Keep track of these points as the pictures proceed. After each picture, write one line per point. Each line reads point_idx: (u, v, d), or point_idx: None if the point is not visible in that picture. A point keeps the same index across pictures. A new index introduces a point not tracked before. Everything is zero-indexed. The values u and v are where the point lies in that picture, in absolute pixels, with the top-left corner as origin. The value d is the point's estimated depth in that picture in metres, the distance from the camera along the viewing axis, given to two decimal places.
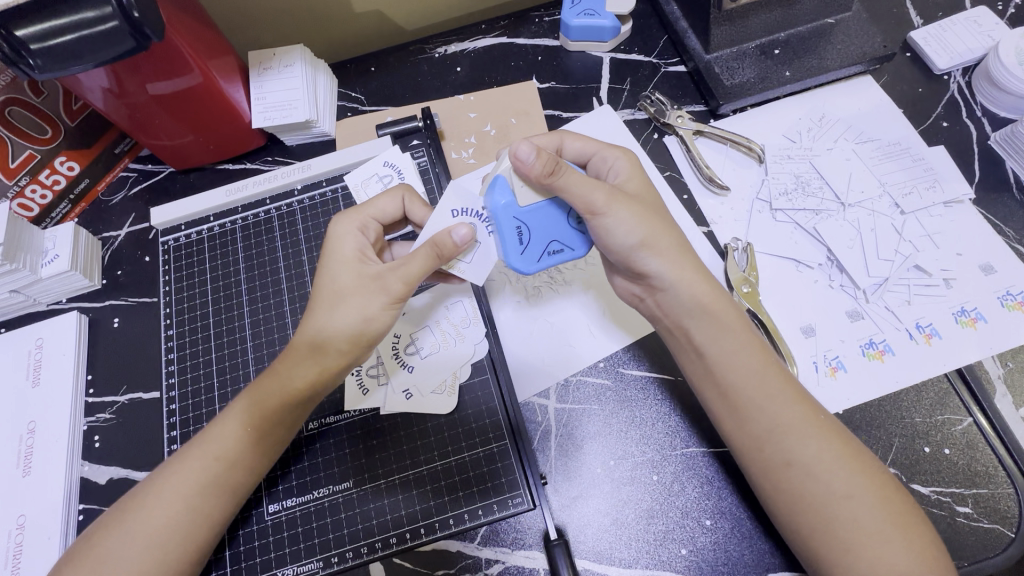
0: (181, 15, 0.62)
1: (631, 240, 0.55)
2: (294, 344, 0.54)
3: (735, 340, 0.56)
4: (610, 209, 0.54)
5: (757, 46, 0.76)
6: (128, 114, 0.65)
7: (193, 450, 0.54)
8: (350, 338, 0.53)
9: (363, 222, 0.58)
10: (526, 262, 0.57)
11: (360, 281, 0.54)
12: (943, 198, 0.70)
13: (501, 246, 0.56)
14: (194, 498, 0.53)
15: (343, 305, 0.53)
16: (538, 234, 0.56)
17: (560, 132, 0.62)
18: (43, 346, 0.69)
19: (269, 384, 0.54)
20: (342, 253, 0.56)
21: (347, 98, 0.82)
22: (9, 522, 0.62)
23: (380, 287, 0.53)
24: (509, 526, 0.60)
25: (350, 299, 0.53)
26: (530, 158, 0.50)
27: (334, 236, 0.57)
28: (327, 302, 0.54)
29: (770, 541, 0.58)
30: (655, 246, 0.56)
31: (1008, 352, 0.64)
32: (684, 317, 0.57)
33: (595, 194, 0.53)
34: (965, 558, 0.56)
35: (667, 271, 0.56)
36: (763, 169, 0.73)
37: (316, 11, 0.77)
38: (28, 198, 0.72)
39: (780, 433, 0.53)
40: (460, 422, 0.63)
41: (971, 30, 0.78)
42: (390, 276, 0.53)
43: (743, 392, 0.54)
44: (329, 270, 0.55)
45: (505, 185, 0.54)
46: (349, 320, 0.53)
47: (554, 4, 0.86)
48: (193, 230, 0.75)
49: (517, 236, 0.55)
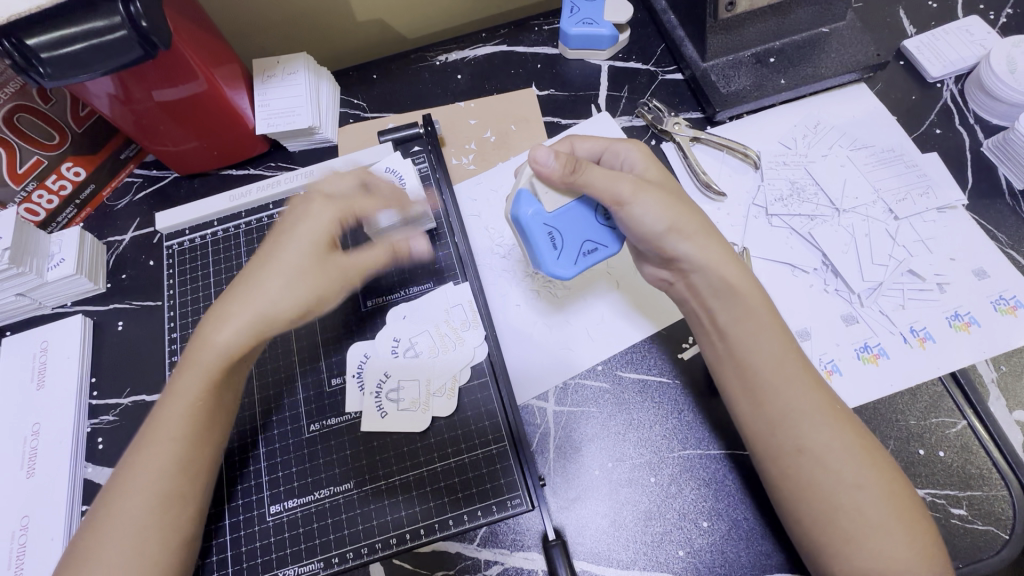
0: (188, 24, 0.63)
1: (660, 226, 0.56)
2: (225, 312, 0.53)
3: (760, 323, 0.56)
4: (635, 197, 0.56)
5: (753, 55, 0.78)
6: (134, 120, 0.66)
7: (153, 431, 0.54)
8: (291, 313, 0.52)
9: (343, 214, 0.56)
10: (564, 266, 0.58)
11: (319, 268, 0.53)
12: (936, 204, 0.71)
13: (537, 253, 0.58)
14: (168, 477, 0.53)
15: (285, 280, 0.52)
16: (570, 236, 0.59)
17: (571, 138, 0.65)
18: (47, 349, 0.70)
19: (201, 355, 0.53)
20: (303, 231, 0.54)
21: (349, 106, 0.84)
22: (12, 523, 0.62)
23: (333, 274, 0.54)
24: (509, 528, 0.61)
25: (293, 275, 0.52)
26: (550, 160, 0.56)
27: (307, 214, 0.55)
28: (267, 273, 0.53)
29: (766, 542, 0.58)
30: (684, 230, 0.57)
31: (1001, 356, 0.64)
32: (711, 298, 0.58)
33: (620, 184, 0.56)
34: (959, 560, 0.56)
35: (697, 254, 0.57)
36: (759, 174, 0.75)
37: (319, 19, 0.79)
38: (35, 203, 0.73)
39: (796, 418, 0.53)
40: (460, 424, 0.64)
41: (962, 39, 0.79)
42: (344, 266, 0.55)
43: (761, 376, 0.55)
44: (287, 247, 0.53)
45: (529, 196, 0.58)
46: (291, 296, 0.52)
47: (553, 13, 0.87)
48: (197, 234, 0.76)
49: (551, 241, 0.58)
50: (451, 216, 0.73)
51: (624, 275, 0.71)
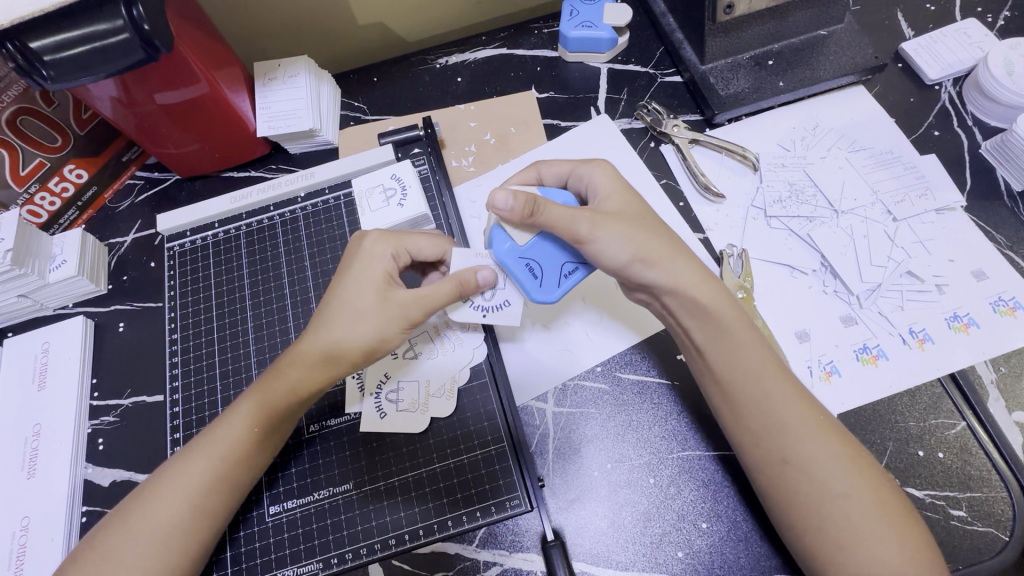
0: (191, 28, 0.64)
1: (623, 257, 0.55)
2: (305, 345, 0.56)
3: (740, 340, 0.56)
4: (594, 233, 0.55)
5: (751, 57, 0.78)
6: (136, 123, 0.66)
7: (196, 450, 0.55)
8: (363, 351, 0.55)
9: (398, 249, 0.59)
10: (547, 292, 0.58)
11: (384, 306, 0.55)
12: (935, 205, 0.71)
13: (520, 284, 0.59)
14: (201, 498, 0.54)
15: (360, 321, 0.55)
16: (549, 265, 0.58)
17: (535, 163, 0.64)
18: (49, 349, 0.70)
19: (263, 381, 0.56)
20: (370, 265, 0.57)
21: (349, 108, 0.84)
22: (12, 524, 0.62)
23: (401, 315, 0.56)
24: (507, 529, 0.61)
25: (369, 318, 0.55)
26: (507, 204, 0.54)
27: (365, 254, 0.58)
28: (344, 313, 0.55)
29: (765, 543, 0.58)
30: (650, 257, 0.56)
31: (1000, 357, 0.64)
32: (686, 317, 0.57)
33: (579, 221, 0.55)
34: (958, 561, 0.56)
35: (665, 281, 0.56)
36: (758, 177, 0.75)
37: (320, 22, 0.79)
38: (37, 205, 0.73)
39: (780, 430, 0.53)
40: (460, 425, 0.64)
41: (960, 42, 0.80)
42: (413, 304, 0.56)
43: (744, 391, 0.55)
44: (354, 286, 0.57)
45: (501, 233, 0.58)
46: (365, 335, 0.55)
47: (553, 16, 0.87)
48: (198, 236, 0.76)
49: (529, 272, 0.58)
50: (451, 217, 0.74)
51: None
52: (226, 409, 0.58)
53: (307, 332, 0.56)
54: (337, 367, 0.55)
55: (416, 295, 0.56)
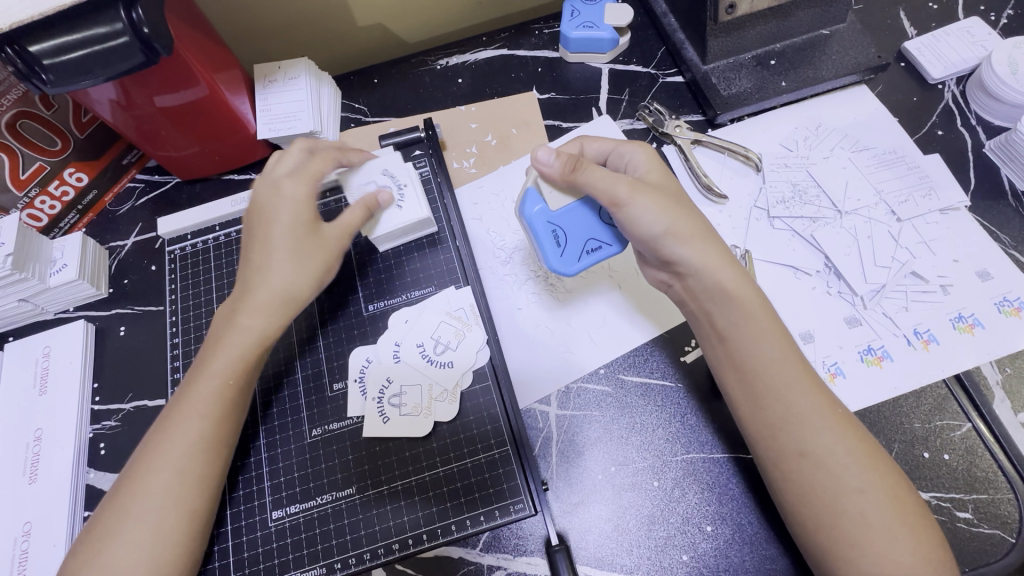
0: (190, 31, 0.64)
1: (656, 229, 0.56)
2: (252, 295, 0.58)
3: (761, 325, 0.56)
4: (633, 199, 0.56)
5: (753, 57, 0.78)
6: (136, 126, 0.66)
7: (172, 419, 0.55)
8: (296, 287, 0.59)
9: (313, 184, 0.61)
10: (567, 263, 0.60)
11: (313, 242, 0.60)
12: (939, 205, 0.70)
13: (542, 251, 0.60)
14: (185, 462, 0.54)
15: (288, 262, 0.58)
16: (575, 235, 0.60)
17: (578, 138, 0.65)
18: (50, 354, 0.70)
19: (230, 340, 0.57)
20: (285, 210, 0.59)
21: (350, 110, 0.84)
22: (14, 529, 0.62)
23: (321, 245, 0.60)
24: (511, 532, 0.60)
25: (297, 255, 0.59)
26: (550, 160, 0.57)
27: (283, 197, 0.59)
28: (267, 253, 0.58)
29: (770, 547, 0.58)
30: (681, 233, 0.57)
31: (1005, 358, 0.64)
32: (706, 300, 0.57)
33: (618, 186, 0.56)
34: (965, 564, 0.56)
35: (695, 257, 0.57)
36: (760, 177, 0.75)
37: (320, 23, 0.79)
38: (37, 209, 0.73)
39: (797, 420, 0.53)
40: (463, 429, 0.64)
41: (963, 41, 0.79)
42: (330, 236, 0.61)
43: (762, 379, 0.55)
44: (278, 223, 0.59)
45: (535, 195, 0.59)
46: (296, 271, 0.59)
47: (553, 17, 0.87)
48: (199, 239, 0.76)
49: (554, 239, 0.60)
50: (453, 218, 0.73)
51: (626, 278, 0.71)
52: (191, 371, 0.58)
53: (258, 281, 0.58)
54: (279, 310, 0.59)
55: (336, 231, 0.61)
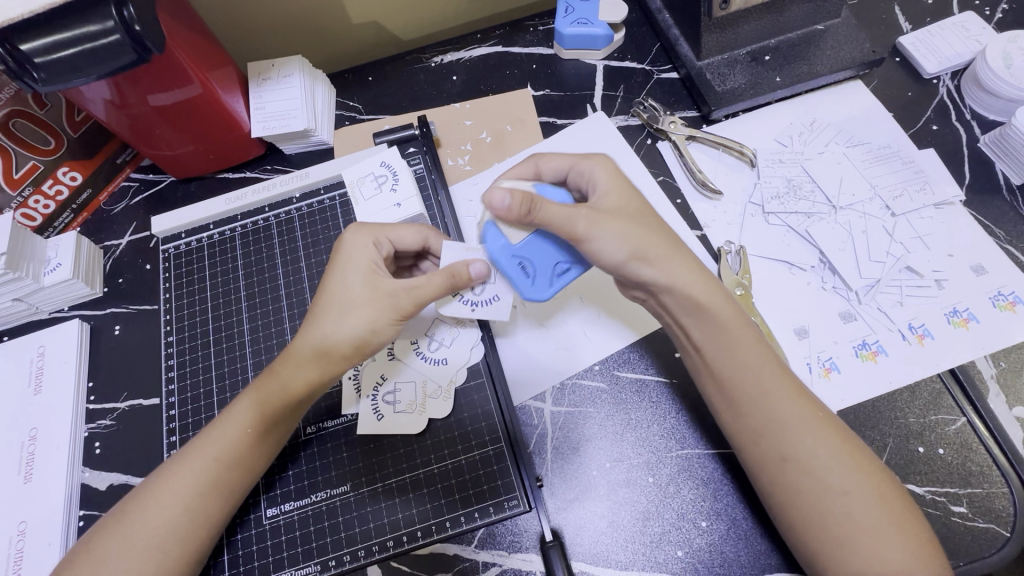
0: (184, 29, 0.64)
1: (620, 255, 0.55)
2: (297, 345, 0.55)
3: (734, 337, 0.56)
4: (591, 232, 0.54)
5: (748, 53, 0.77)
6: (130, 125, 0.66)
7: (191, 452, 0.55)
8: (354, 344, 0.54)
9: (377, 237, 0.59)
10: (540, 291, 0.59)
11: (373, 296, 0.55)
12: (933, 200, 0.70)
13: (512, 283, 0.59)
14: (191, 500, 0.53)
15: (350, 314, 0.54)
16: (543, 263, 0.59)
17: (532, 158, 0.62)
18: (45, 353, 0.70)
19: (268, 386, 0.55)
20: (349, 259, 0.57)
21: (344, 108, 0.84)
22: (10, 528, 0.62)
23: (391, 304, 0.55)
24: (506, 529, 0.61)
25: (357, 308, 0.55)
26: (505, 202, 0.53)
27: (347, 246, 0.58)
28: (333, 308, 0.55)
29: (765, 542, 0.58)
30: (649, 256, 0.55)
31: (1001, 352, 0.64)
32: (682, 315, 0.57)
33: (577, 219, 0.54)
34: (961, 557, 0.56)
35: (663, 278, 0.55)
36: (755, 173, 0.74)
37: (313, 21, 0.79)
38: (31, 208, 0.72)
39: (780, 427, 0.53)
40: (457, 425, 0.64)
41: (958, 35, 0.79)
42: (404, 296, 0.55)
43: (742, 387, 0.55)
44: (338, 276, 0.56)
45: (495, 231, 0.58)
46: (356, 328, 0.54)
47: (548, 13, 0.87)
48: (193, 237, 0.76)
49: (523, 271, 0.58)
50: (448, 217, 0.73)
51: None
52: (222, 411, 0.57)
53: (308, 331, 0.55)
54: (333, 366, 0.55)
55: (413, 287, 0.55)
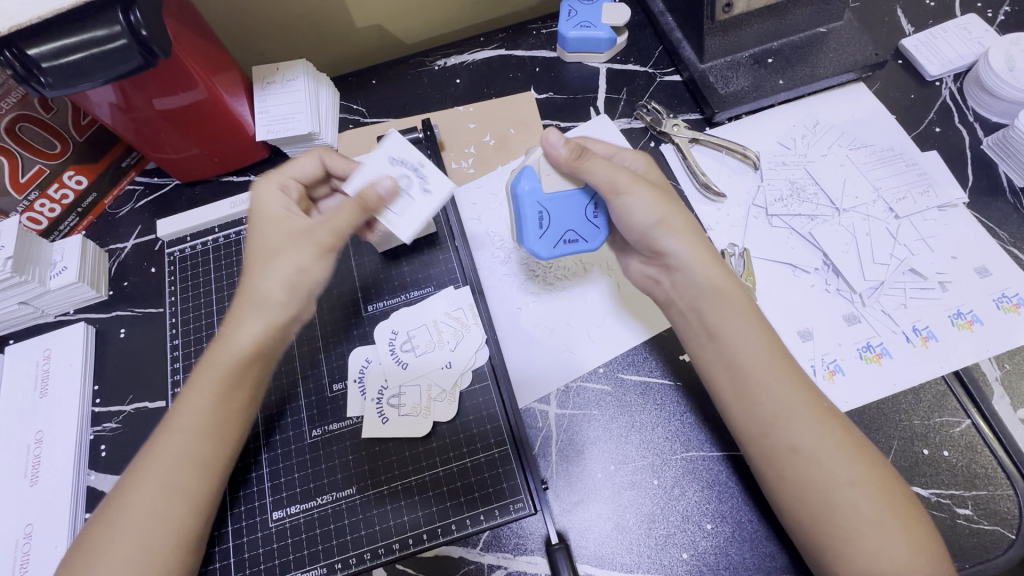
0: (188, 33, 0.64)
1: (650, 219, 0.57)
2: (240, 305, 0.56)
3: (745, 322, 0.57)
4: (631, 188, 0.57)
5: (750, 55, 0.78)
6: (134, 129, 0.66)
7: (160, 434, 0.55)
8: (291, 287, 0.56)
9: (283, 182, 0.62)
10: (543, 246, 0.60)
11: (291, 238, 0.56)
12: (937, 202, 0.71)
13: (521, 229, 0.60)
14: (175, 474, 0.53)
15: (277, 261, 0.55)
16: (558, 221, 0.60)
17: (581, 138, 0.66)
18: (50, 356, 0.70)
19: (219, 356, 0.56)
20: (265, 213, 0.59)
21: (348, 111, 0.84)
22: (16, 531, 0.62)
23: (308, 240, 0.56)
24: (511, 532, 0.61)
25: (285, 253, 0.56)
26: (558, 144, 0.57)
27: (259, 201, 0.60)
28: (260, 259, 0.56)
29: (770, 545, 0.58)
30: (673, 225, 0.58)
31: (1004, 354, 0.64)
32: (698, 299, 0.58)
33: (620, 175, 0.57)
34: (965, 560, 0.56)
35: (684, 250, 0.58)
36: (758, 175, 0.75)
37: (316, 25, 0.79)
38: (37, 211, 0.73)
39: (786, 417, 0.53)
40: (462, 428, 0.64)
41: (961, 37, 0.79)
42: (317, 227, 0.56)
43: (750, 377, 0.55)
44: (261, 231, 0.58)
45: (531, 174, 0.59)
46: (286, 273, 0.55)
47: (551, 17, 0.87)
48: (199, 241, 0.76)
49: (538, 220, 0.59)
50: (452, 220, 0.73)
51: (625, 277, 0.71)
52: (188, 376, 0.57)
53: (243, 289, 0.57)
54: (275, 316, 0.56)
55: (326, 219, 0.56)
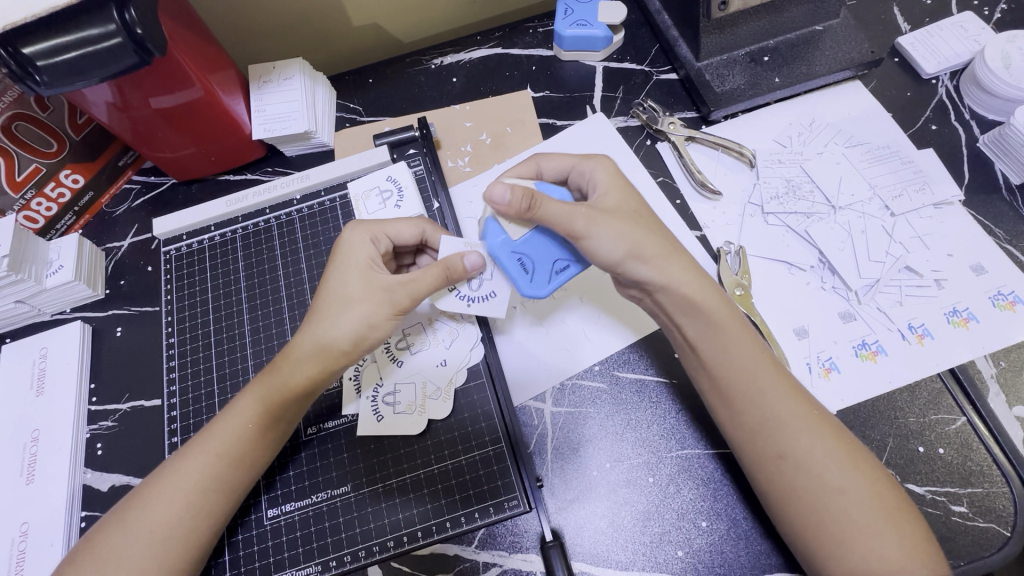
0: (185, 32, 0.64)
1: (619, 252, 0.55)
2: (298, 341, 0.56)
3: (727, 337, 0.56)
4: (590, 230, 0.54)
5: (746, 54, 0.78)
6: (131, 127, 0.66)
7: (192, 448, 0.55)
8: (352, 341, 0.55)
9: (376, 234, 0.59)
10: (539, 287, 0.58)
11: (370, 291, 0.55)
12: (933, 200, 0.71)
13: (509, 278, 0.58)
14: (198, 495, 0.54)
15: (351, 311, 0.55)
16: (542, 260, 0.58)
17: (532, 157, 0.62)
18: (47, 355, 0.70)
19: (265, 384, 0.56)
20: (351, 256, 0.58)
21: (345, 110, 0.84)
22: (12, 530, 0.62)
23: (389, 299, 0.55)
24: (507, 529, 0.61)
25: (356, 303, 0.55)
26: (504, 197, 0.53)
27: (346, 242, 0.59)
28: (333, 305, 0.56)
29: (765, 542, 0.58)
30: (644, 255, 0.56)
31: (1000, 351, 0.64)
32: (677, 315, 0.57)
33: (574, 219, 0.54)
34: (961, 558, 0.56)
35: (657, 277, 0.56)
36: (755, 173, 0.75)
37: (312, 24, 0.79)
38: (34, 210, 0.72)
39: (774, 425, 0.53)
40: (458, 426, 0.64)
41: (957, 35, 0.79)
42: (400, 289, 0.55)
43: (735, 387, 0.55)
44: (337, 273, 0.57)
45: (496, 226, 0.58)
46: (354, 325, 0.54)
47: (548, 15, 0.87)
48: (194, 239, 0.76)
49: (521, 266, 0.58)
50: (448, 219, 0.73)
51: None
52: (224, 407, 0.58)
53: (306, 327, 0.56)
54: (330, 361, 0.55)
55: (407, 279, 0.55)
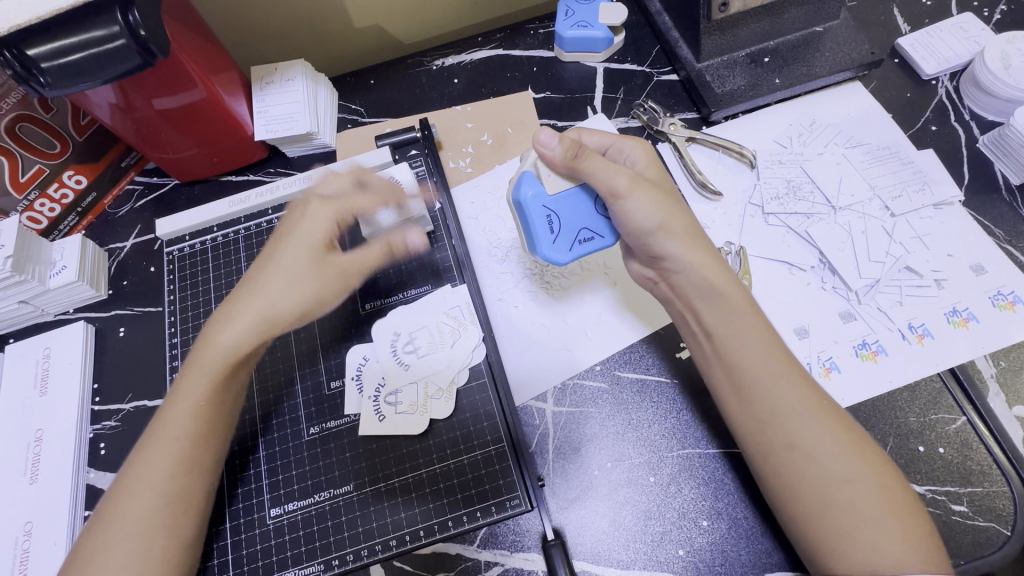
0: (188, 34, 0.64)
1: (650, 223, 0.57)
2: (235, 316, 0.55)
3: (744, 323, 0.56)
4: (631, 192, 0.56)
5: (747, 55, 0.78)
6: (134, 128, 0.67)
7: (155, 433, 0.55)
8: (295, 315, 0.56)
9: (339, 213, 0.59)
10: (559, 252, 0.59)
11: (324, 270, 0.57)
12: (933, 200, 0.71)
13: (534, 236, 0.59)
14: (169, 479, 0.54)
15: (296, 287, 0.55)
16: (568, 224, 0.60)
17: (577, 129, 0.65)
18: (50, 355, 0.71)
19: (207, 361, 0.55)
20: (309, 232, 0.57)
21: (347, 111, 0.84)
22: (15, 529, 0.62)
23: (338, 278, 0.57)
24: (508, 528, 0.61)
25: (304, 279, 0.56)
26: (552, 144, 0.57)
27: (308, 218, 0.58)
28: (281, 279, 0.55)
29: (766, 541, 0.58)
30: (672, 229, 0.57)
31: (1000, 351, 0.64)
32: (696, 297, 0.58)
33: (617, 178, 0.56)
34: (961, 556, 0.56)
35: (683, 252, 0.57)
36: (755, 173, 0.75)
37: (314, 25, 0.79)
38: (37, 210, 0.73)
39: (786, 414, 0.53)
40: (459, 425, 0.64)
41: (956, 36, 0.79)
42: (350, 271, 0.58)
43: (748, 374, 0.55)
44: (287, 247, 0.56)
45: (533, 178, 0.59)
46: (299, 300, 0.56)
47: (548, 17, 0.88)
48: (197, 240, 0.76)
49: (548, 225, 0.59)
50: (449, 220, 0.74)
51: (621, 275, 0.71)
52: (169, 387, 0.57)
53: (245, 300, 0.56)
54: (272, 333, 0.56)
55: (356, 263, 0.59)
